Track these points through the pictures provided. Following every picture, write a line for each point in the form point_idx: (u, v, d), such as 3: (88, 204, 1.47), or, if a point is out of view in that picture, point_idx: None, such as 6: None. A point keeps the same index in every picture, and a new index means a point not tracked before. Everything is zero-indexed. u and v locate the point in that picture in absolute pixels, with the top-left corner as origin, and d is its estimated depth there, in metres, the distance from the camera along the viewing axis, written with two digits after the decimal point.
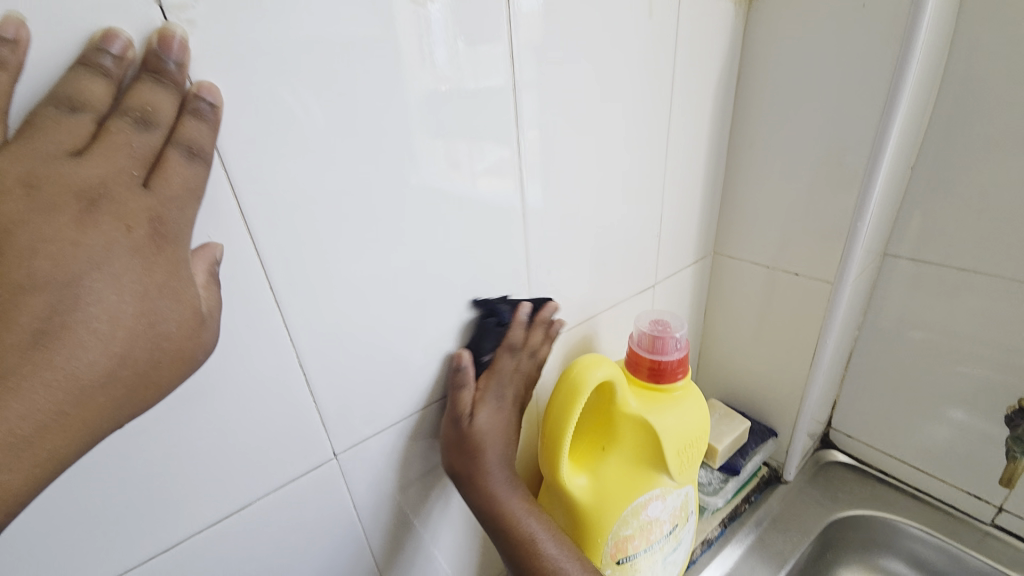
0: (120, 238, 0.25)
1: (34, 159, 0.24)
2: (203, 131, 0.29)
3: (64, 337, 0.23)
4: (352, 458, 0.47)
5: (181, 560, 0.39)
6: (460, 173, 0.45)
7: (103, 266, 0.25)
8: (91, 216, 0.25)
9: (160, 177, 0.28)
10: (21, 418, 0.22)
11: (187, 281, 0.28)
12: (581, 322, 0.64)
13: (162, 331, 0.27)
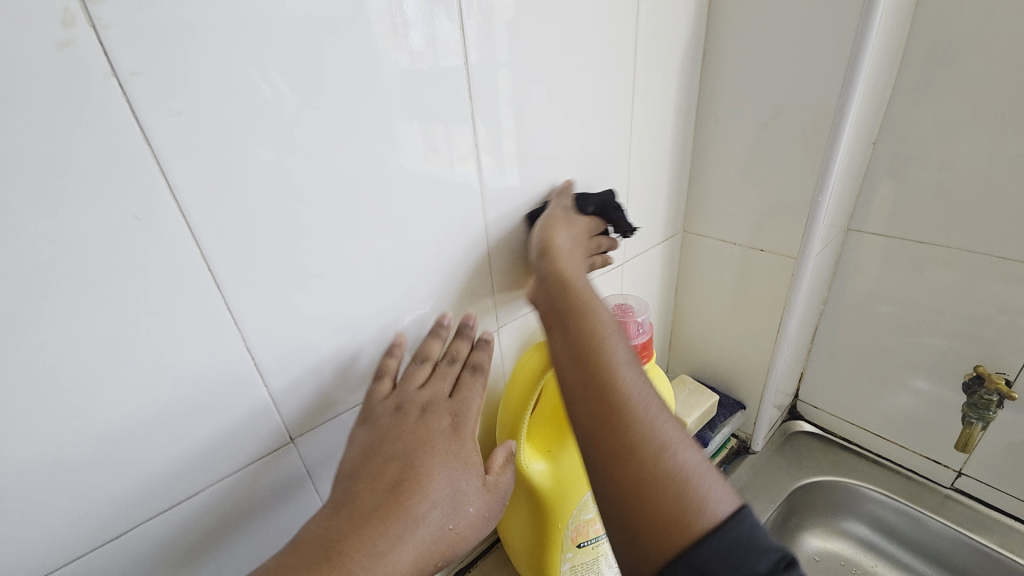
0: (439, 419, 0.43)
1: (373, 436, 0.42)
2: (461, 346, 0.50)
3: (407, 484, 0.38)
4: (310, 442, 0.46)
5: (130, 553, 0.38)
6: (434, 154, 0.45)
7: (431, 427, 0.42)
8: (420, 414, 0.43)
9: (460, 392, 0.46)
10: (386, 546, 0.35)
11: (462, 396, 0.46)
12: None
13: (460, 461, 0.42)
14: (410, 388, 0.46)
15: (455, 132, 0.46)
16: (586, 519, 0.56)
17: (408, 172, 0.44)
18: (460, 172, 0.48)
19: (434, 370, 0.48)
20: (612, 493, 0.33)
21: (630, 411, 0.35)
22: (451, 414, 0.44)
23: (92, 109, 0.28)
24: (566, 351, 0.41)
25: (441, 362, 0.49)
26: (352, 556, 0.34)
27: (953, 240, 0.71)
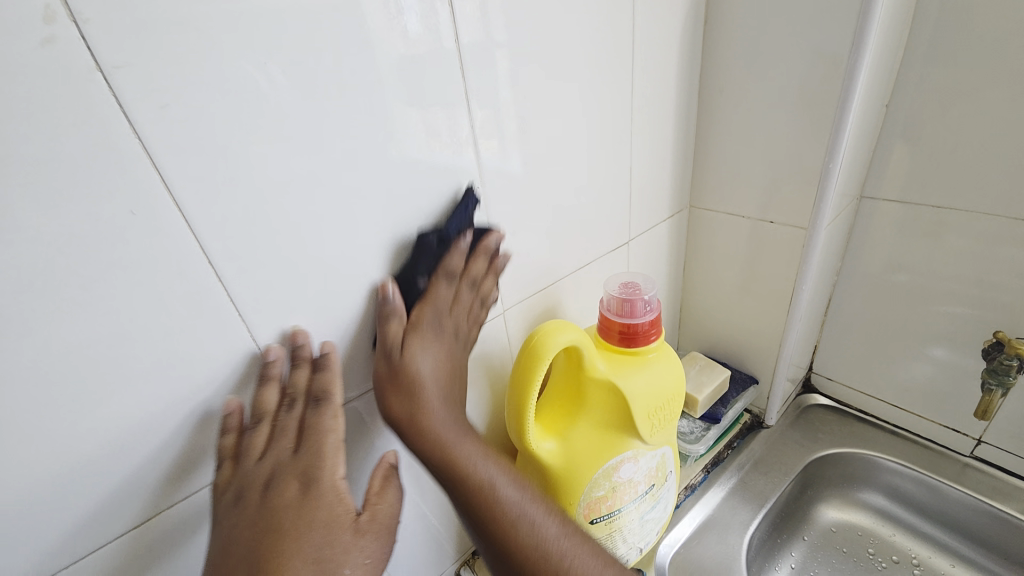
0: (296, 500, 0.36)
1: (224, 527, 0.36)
2: (271, 390, 0.40)
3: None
4: None
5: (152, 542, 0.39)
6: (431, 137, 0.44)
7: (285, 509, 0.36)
8: (266, 489, 0.37)
9: (305, 446, 0.38)
10: None
11: (285, 454, 0.38)
12: (544, 288, 0.62)
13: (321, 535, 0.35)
14: (249, 463, 0.38)
15: (449, 114, 0.45)
16: (597, 496, 0.57)
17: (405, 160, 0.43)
18: (458, 157, 0.47)
19: (276, 425, 0.39)
20: (505, 555, 0.42)
21: (497, 505, 0.42)
22: (300, 477, 0.37)
23: (80, 104, 0.28)
24: (424, 332, 0.45)
25: (281, 410, 0.40)
26: None
27: (972, 203, 0.68)
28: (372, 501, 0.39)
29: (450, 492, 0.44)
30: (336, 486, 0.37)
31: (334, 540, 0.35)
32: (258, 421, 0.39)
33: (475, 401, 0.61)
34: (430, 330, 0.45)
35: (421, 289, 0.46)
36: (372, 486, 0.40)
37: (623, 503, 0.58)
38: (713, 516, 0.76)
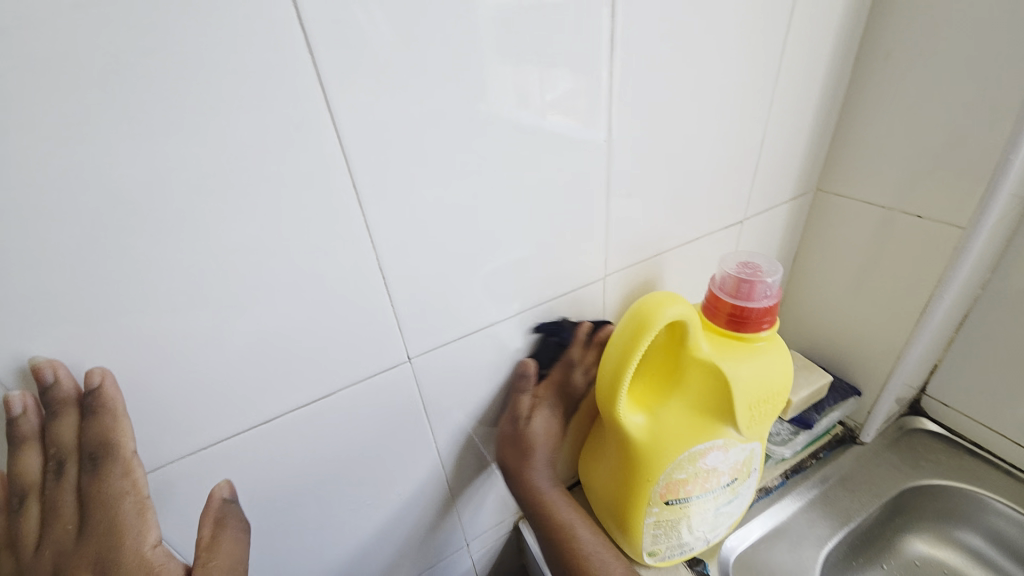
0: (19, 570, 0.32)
1: None
2: (66, 426, 0.33)
3: None
4: (424, 364, 0.48)
5: (270, 440, 0.43)
6: (567, 80, 0.42)
7: None
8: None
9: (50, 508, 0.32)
10: None
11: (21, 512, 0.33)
12: (647, 259, 0.59)
13: None
14: (29, 554, 0.32)
15: (582, 79, 0.43)
16: (676, 479, 0.55)
17: (534, 125, 0.43)
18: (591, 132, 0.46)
19: (45, 495, 0.33)
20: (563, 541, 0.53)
21: (558, 519, 0.54)
22: (90, 560, 0.31)
23: (264, 9, 0.29)
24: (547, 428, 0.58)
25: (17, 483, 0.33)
26: None
27: None
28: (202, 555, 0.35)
29: (538, 531, 0.55)
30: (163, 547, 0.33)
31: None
32: (105, 457, 0.33)
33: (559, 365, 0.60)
34: (545, 410, 0.58)
35: (546, 373, 0.58)
36: (200, 539, 0.36)
37: (702, 491, 0.56)
38: (787, 524, 0.72)
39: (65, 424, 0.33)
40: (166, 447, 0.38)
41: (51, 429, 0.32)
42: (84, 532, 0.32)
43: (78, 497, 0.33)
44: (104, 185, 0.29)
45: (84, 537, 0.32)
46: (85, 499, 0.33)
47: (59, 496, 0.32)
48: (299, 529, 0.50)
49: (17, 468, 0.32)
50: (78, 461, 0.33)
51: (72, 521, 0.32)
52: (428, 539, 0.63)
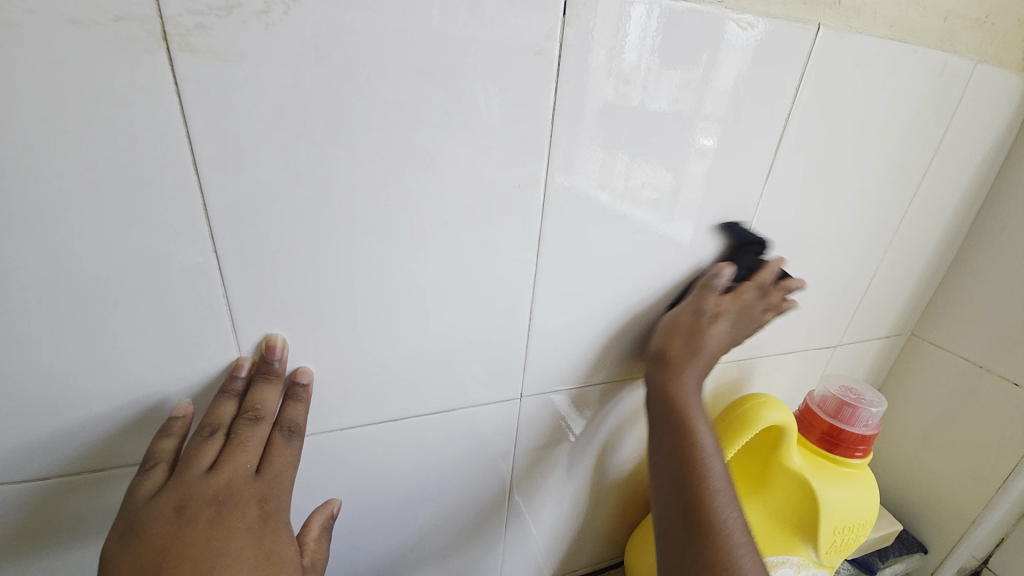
0: (180, 487, 0.33)
1: (169, 525, 0.31)
2: (268, 394, 0.38)
3: None
4: (531, 401, 0.53)
5: (389, 437, 0.47)
6: (725, 191, 0.49)
7: (228, 554, 0.30)
8: (219, 513, 0.32)
9: (228, 453, 0.35)
10: None
11: (206, 437, 0.35)
12: (741, 360, 0.62)
13: None
14: (192, 474, 0.34)
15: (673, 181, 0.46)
16: None
17: (628, 215, 0.45)
18: (671, 229, 0.48)
19: (231, 435, 0.36)
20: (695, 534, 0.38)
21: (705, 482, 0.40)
22: (258, 503, 0.34)
23: (534, 93, 0.36)
24: None
25: (207, 419, 0.37)
26: None
27: None
28: (308, 552, 0.37)
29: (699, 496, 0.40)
30: (287, 529, 0.35)
31: None
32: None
33: (635, 439, 0.62)
34: None
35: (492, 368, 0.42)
36: (307, 534, 0.39)
37: None
38: None
39: (274, 389, 0.38)
40: (319, 418, 0.43)
41: (264, 389, 0.38)
42: (261, 476, 0.35)
43: (260, 449, 0.36)
44: (375, 199, 0.36)
45: (257, 480, 0.35)
46: (266, 453, 0.37)
47: (247, 440, 0.36)
48: (372, 529, 0.52)
49: (218, 406, 0.37)
50: (270, 421, 0.37)
51: (253, 460, 0.35)
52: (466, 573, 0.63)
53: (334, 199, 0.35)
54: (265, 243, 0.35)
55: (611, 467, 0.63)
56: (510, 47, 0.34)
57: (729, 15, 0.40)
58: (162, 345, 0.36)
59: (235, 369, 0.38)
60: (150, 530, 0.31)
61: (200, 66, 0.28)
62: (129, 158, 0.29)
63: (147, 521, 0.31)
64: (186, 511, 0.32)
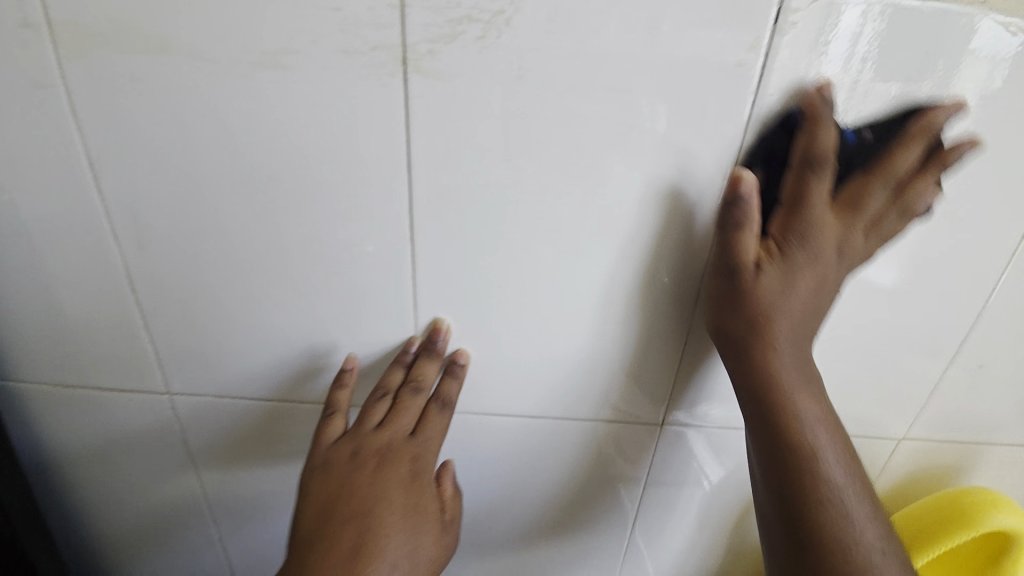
0: (356, 435, 0.40)
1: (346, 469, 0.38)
2: (429, 367, 0.41)
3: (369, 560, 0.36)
4: (673, 436, 0.48)
5: (523, 438, 0.48)
6: (964, 230, 0.39)
7: (387, 502, 0.38)
8: (382, 465, 0.39)
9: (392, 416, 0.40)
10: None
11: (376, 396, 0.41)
12: (959, 441, 0.49)
13: (419, 546, 0.38)
14: (365, 429, 0.40)
15: None
16: None
17: None
18: (872, 266, 0.40)
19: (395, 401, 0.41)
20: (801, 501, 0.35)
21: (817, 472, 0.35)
22: (411, 462, 0.40)
23: (728, 111, 0.34)
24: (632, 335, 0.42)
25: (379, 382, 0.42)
26: None
27: None
28: (448, 506, 0.42)
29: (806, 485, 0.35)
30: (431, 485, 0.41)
31: (419, 531, 0.38)
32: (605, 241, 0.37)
33: None
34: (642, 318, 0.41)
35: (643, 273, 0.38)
36: (445, 490, 0.42)
37: None
38: None
39: (434, 365, 0.42)
40: (466, 405, 0.47)
41: (426, 363, 0.42)
42: (414, 438, 0.40)
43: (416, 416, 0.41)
44: (547, 211, 0.37)
45: (412, 440, 0.40)
46: (421, 419, 0.41)
47: (407, 407, 0.41)
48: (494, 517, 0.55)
49: (388, 372, 0.42)
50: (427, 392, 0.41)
51: (410, 425, 0.41)
52: None
53: (510, 206, 0.37)
54: (447, 241, 0.38)
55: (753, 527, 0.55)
56: (710, 60, 0.33)
57: (1001, 17, 0.32)
58: (359, 320, 0.42)
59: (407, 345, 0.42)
60: (331, 468, 0.39)
61: (428, 84, 0.33)
62: (361, 160, 0.36)
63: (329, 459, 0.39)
64: (359, 459, 0.39)
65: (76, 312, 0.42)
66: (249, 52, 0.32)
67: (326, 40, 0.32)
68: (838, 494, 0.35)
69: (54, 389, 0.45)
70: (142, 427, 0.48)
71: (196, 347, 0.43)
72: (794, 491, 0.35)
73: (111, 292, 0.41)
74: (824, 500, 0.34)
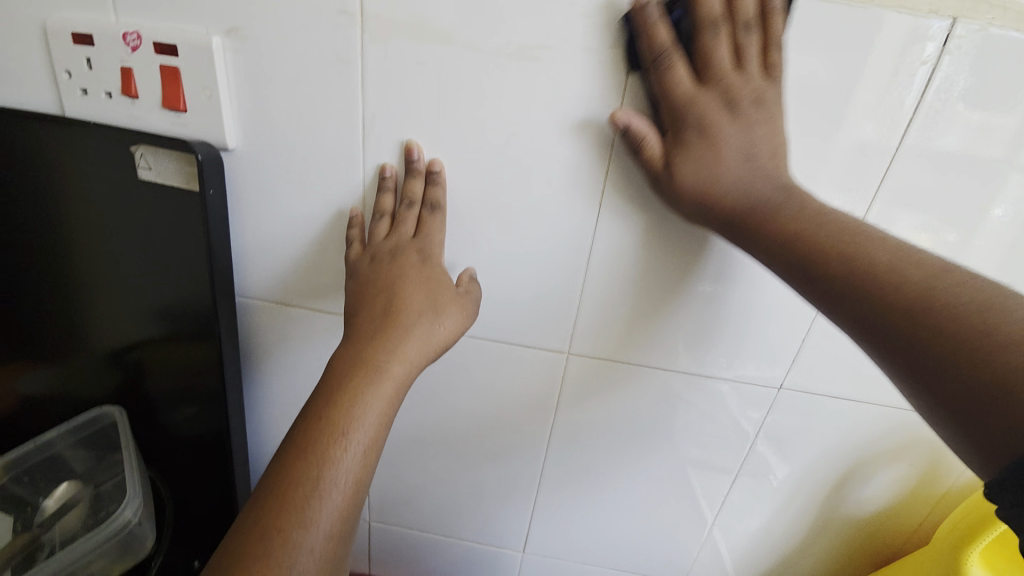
0: (417, 272, 0.45)
1: (387, 291, 0.44)
2: (438, 190, 0.48)
3: (372, 370, 0.40)
4: (786, 396, 0.56)
5: (654, 382, 0.57)
6: None
7: (411, 302, 0.44)
8: (402, 270, 0.45)
9: (426, 234, 0.47)
10: (326, 386, 0.40)
11: (429, 244, 0.47)
12: None
13: (388, 305, 0.43)
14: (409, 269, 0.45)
15: (1016, 212, 0.45)
16: None
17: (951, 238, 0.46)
18: None
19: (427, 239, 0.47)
20: (862, 296, 0.33)
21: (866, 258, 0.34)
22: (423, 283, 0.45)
23: (885, 117, 0.42)
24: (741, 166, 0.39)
25: (436, 221, 0.48)
26: (322, 400, 0.39)
27: None
28: (464, 286, 0.49)
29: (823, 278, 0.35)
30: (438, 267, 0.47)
31: (402, 305, 0.43)
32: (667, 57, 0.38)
33: (891, 478, 0.59)
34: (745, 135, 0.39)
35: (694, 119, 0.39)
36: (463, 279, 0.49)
37: None
38: None
39: (416, 179, 0.47)
40: (613, 349, 0.55)
41: (433, 188, 0.48)
42: (417, 236, 0.47)
43: (415, 223, 0.47)
44: None
45: (416, 237, 0.47)
46: (420, 223, 0.47)
47: (432, 223, 0.47)
48: (610, 454, 0.63)
49: (430, 222, 0.47)
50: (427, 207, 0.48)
51: (407, 234, 0.47)
52: (665, 544, 0.69)
53: None
54: (630, 207, 0.48)
55: (846, 495, 0.61)
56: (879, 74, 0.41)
57: None
58: (541, 269, 0.52)
59: (382, 170, 0.48)
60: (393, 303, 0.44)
61: (647, 79, 0.42)
62: (576, 135, 0.45)
63: (392, 303, 0.43)
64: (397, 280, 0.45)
65: (315, 246, 0.53)
66: (509, 45, 0.42)
67: (573, 40, 0.41)
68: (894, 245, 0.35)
69: (275, 305, 0.58)
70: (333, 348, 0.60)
71: None
72: (817, 267, 0.35)
73: None
74: (857, 266, 0.34)
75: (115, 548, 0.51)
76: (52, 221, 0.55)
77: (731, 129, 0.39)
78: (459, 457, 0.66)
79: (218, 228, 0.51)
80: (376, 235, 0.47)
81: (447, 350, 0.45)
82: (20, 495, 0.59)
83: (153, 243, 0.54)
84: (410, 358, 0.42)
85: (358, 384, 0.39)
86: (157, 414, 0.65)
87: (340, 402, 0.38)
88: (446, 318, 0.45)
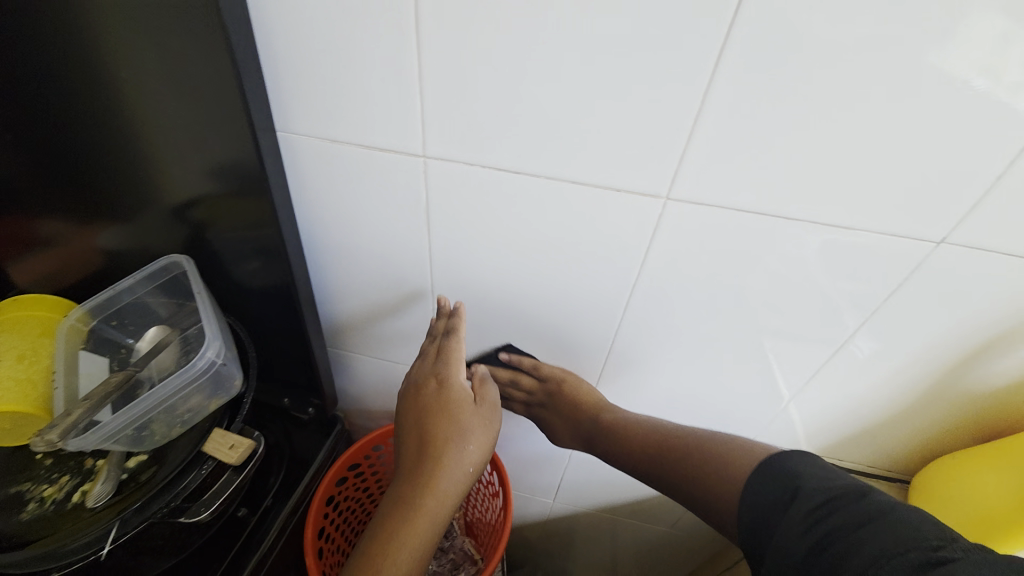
0: (472, 420, 0.54)
1: (430, 418, 0.53)
2: None
3: (414, 512, 0.48)
4: (942, 256, 0.45)
5: (768, 237, 0.47)
6: None
7: (462, 437, 0.52)
8: (472, 410, 0.55)
9: (448, 361, 0.57)
10: (374, 532, 0.48)
11: (459, 389, 0.56)
12: None
13: (443, 435, 0.52)
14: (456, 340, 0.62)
15: None
16: None
17: None
18: None
19: None
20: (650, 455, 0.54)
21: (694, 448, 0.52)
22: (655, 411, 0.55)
23: None
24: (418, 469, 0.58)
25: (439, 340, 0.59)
26: (364, 542, 0.48)
27: None
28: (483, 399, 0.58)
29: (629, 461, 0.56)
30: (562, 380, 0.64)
31: (446, 430, 0.52)
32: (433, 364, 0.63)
33: None
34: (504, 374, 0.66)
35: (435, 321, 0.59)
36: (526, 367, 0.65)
37: None
38: None
39: None
40: (725, 196, 0.45)
41: None
42: None
43: None
44: None
45: None
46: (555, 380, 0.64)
47: None
48: (696, 320, 0.57)
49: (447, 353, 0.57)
50: None
51: None
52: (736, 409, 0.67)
53: None
54: None
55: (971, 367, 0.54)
56: None
57: None
58: (645, 86, 0.39)
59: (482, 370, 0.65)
60: (435, 416, 0.53)
61: None
62: None
63: (437, 434, 0.52)
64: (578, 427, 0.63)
65: (359, 62, 0.43)
66: None
67: None
68: (645, 432, 0.56)
69: (319, 145, 0.50)
70: (386, 194, 0.52)
71: (463, 106, 0.44)
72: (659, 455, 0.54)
73: (397, 39, 0.41)
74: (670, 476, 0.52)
75: (207, 386, 0.54)
76: (31, 41, 0.45)
77: (457, 346, 0.57)
78: (526, 320, 0.62)
79: (235, 35, 0.41)
80: (417, 368, 0.58)
81: (479, 466, 0.54)
82: (113, 335, 0.62)
83: (163, 63, 0.45)
84: (448, 485, 0.50)
85: (403, 522, 0.47)
86: (222, 265, 0.64)
87: (388, 540, 0.46)
88: (473, 444, 0.53)
